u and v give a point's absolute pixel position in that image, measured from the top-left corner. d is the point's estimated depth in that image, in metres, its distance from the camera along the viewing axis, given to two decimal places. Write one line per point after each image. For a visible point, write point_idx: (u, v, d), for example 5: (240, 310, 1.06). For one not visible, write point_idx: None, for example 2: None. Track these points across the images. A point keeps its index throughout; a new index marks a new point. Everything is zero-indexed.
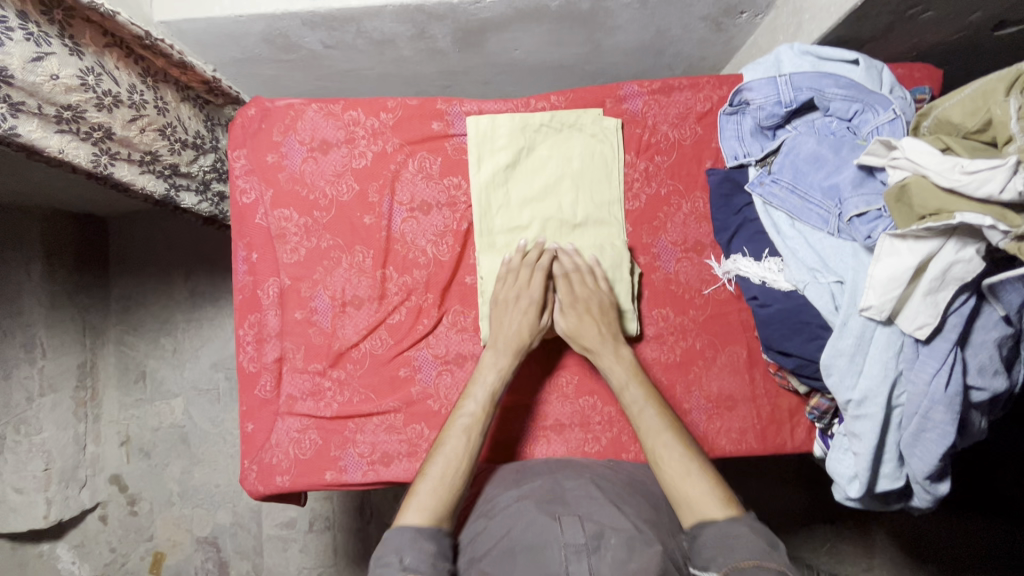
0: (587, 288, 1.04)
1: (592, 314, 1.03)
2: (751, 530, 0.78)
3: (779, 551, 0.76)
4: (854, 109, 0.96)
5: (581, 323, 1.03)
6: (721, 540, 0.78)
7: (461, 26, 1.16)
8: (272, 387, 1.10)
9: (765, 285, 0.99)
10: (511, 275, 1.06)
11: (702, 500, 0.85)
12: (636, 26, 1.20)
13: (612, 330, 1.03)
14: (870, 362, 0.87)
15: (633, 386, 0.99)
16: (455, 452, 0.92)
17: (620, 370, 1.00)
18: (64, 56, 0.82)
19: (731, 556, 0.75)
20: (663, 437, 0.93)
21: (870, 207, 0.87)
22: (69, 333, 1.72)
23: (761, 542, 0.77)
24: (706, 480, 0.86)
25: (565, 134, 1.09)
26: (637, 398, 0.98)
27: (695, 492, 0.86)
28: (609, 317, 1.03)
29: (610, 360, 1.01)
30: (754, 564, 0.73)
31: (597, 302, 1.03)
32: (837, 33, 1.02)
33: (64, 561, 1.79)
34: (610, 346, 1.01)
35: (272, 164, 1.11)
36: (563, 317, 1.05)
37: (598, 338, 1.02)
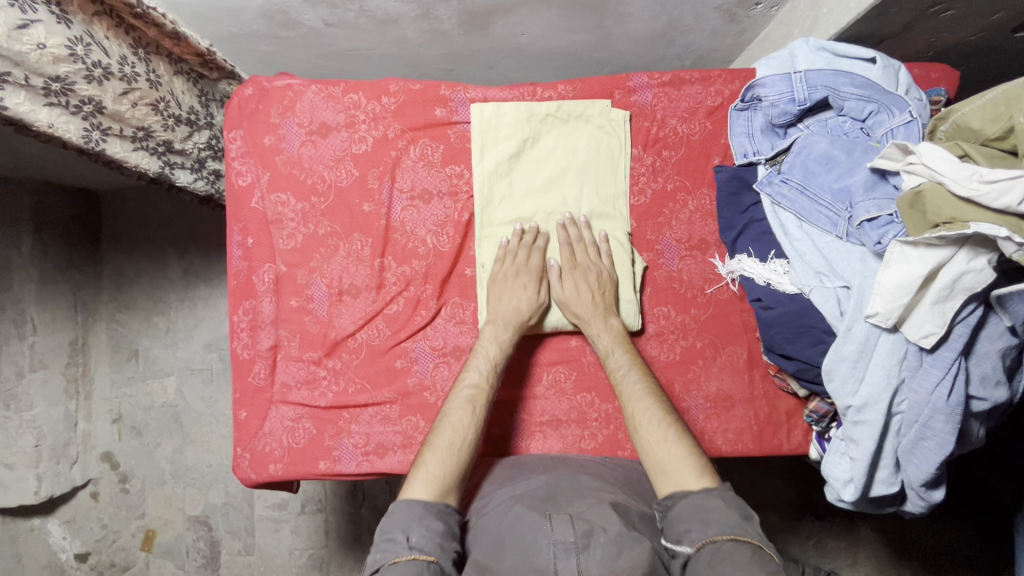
0: (590, 258, 1.04)
1: (587, 286, 1.02)
2: (726, 501, 0.80)
3: (752, 524, 0.77)
4: (869, 109, 0.93)
5: (578, 292, 1.02)
6: (696, 515, 0.79)
7: (467, 9, 1.12)
8: (267, 374, 1.08)
9: (769, 287, 0.97)
10: (509, 255, 1.04)
11: (677, 469, 0.86)
12: (648, 14, 1.16)
13: (603, 301, 1.01)
14: (873, 369, 0.86)
15: (618, 353, 0.99)
16: (453, 438, 0.90)
17: (609, 341, 1.00)
18: (51, 24, 0.78)
19: (705, 531, 0.76)
20: (643, 403, 0.93)
21: (880, 212, 0.85)
22: (59, 310, 1.69)
23: (736, 515, 0.78)
24: (685, 448, 0.87)
25: (573, 124, 1.06)
26: (622, 364, 0.98)
27: (672, 462, 0.87)
28: (606, 291, 1.02)
29: (601, 330, 1.00)
30: (730, 541, 0.74)
31: (596, 275, 1.02)
32: (854, 30, 0.99)
33: (55, 536, 1.77)
34: (602, 317, 1.01)
35: (270, 146, 1.07)
36: (561, 285, 1.03)
37: (592, 310, 1.01)
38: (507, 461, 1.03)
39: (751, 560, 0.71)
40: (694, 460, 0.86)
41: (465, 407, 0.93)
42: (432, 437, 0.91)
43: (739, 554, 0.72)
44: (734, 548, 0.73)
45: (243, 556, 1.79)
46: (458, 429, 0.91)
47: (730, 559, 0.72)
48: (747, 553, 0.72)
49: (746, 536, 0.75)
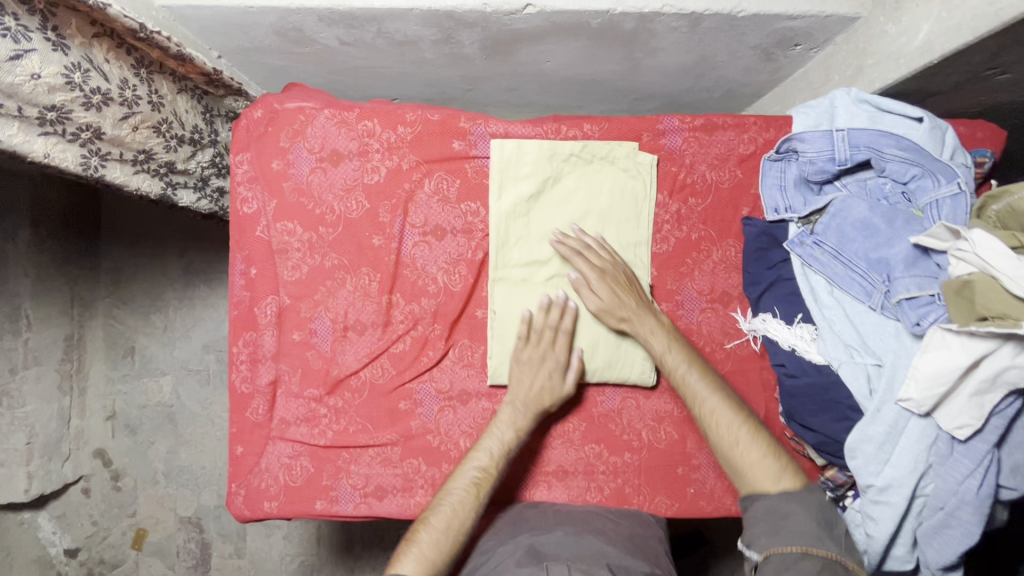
0: (606, 260, 0.97)
1: (621, 288, 0.96)
2: (809, 509, 0.78)
3: (833, 535, 0.76)
4: (913, 173, 0.88)
5: (616, 297, 0.95)
6: (772, 521, 0.78)
7: (491, 35, 1.06)
8: (265, 410, 1.04)
9: (794, 353, 0.93)
10: (532, 334, 0.99)
11: (758, 471, 0.83)
12: (680, 49, 1.10)
13: (641, 300, 0.96)
14: (900, 452, 0.81)
15: (674, 351, 0.93)
16: (451, 521, 0.87)
17: (664, 342, 0.94)
18: (46, 53, 0.75)
19: (775, 539, 0.77)
20: (711, 403, 0.88)
21: (922, 291, 0.81)
22: (55, 305, 1.63)
23: (814, 524, 0.77)
24: (763, 449, 0.84)
25: (596, 165, 1.01)
26: (680, 364, 0.92)
27: (754, 462, 0.84)
28: (634, 286, 0.97)
29: (652, 330, 0.94)
30: (799, 552, 0.74)
31: (621, 275, 0.97)
32: (902, 85, 0.94)
33: (45, 531, 1.71)
34: (647, 317, 0.95)
35: (278, 171, 1.02)
36: (596, 293, 0.96)
37: (637, 311, 0.95)
38: (510, 513, 0.99)
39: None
40: (773, 457, 0.84)
41: (468, 490, 0.89)
42: (430, 514, 0.88)
43: (806, 566, 0.72)
44: (803, 560, 0.73)
45: (233, 559, 1.76)
46: (456, 513, 0.87)
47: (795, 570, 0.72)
48: (815, 569, 0.72)
49: (820, 548, 0.74)
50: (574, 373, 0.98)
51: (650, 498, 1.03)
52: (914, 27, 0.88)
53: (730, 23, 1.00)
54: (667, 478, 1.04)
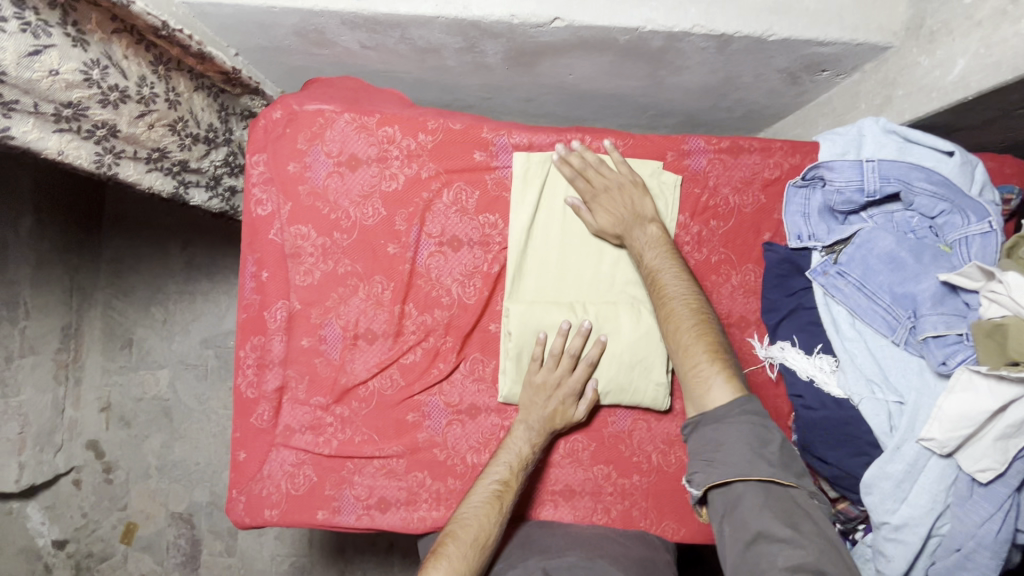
0: (604, 176, 0.96)
1: (619, 200, 0.95)
2: (738, 429, 0.72)
3: (767, 450, 0.70)
4: (940, 208, 0.87)
5: (611, 214, 0.95)
6: (707, 453, 0.73)
7: (515, 46, 1.04)
8: (270, 417, 1.02)
9: (812, 384, 0.90)
10: (549, 359, 0.96)
11: (699, 381, 0.77)
12: (705, 69, 1.09)
13: (635, 209, 0.94)
14: (917, 491, 0.79)
15: (655, 255, 0.91)
16: (478, 534, 0.84)
17: (646, 246, 0.92)
18: (66, 48, 0.73)
19: (712, 474, 0.71)
20: (671, 306, 0.84)
21: (949, 330, 0.79)
22: (53, 294, 1.60)
23: (748, 446, 0.70)
24: (707, 358, 0.77)
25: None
26: (659, 262, 0.90)
27: (694, 371, 0.78)
28: (636, 197, 0.94)
29: (636, 237, 0.93)
30: (738, 486, 0.70)
31: (619, 188, 0.95)
32: (932, 118, 0.93)
33: (34, 521, 1.64)
34: (638, 223, 0.93)
35: (294, 174, 1.00)
36: (593, 214, 0.97)
37: (630, 217, 0.94)
38: (519, 534, 0.97)
39: (760, 511, 0.67)
40: (715, 366, 0.77)
41: (489, 503, 0.87)
42: (456, 527, 0.85)
43: (749, 503, 0.68)
44: (743, 495, 0.69)
45: (224, 557, 1.73)
46: (482, 525, 0.85)
47: (741, 509, 0.68)
48: (758, 501, 0.68)
49: (758, 474, 0.69)
50: (586, 404, 0.97)
51: (657, 522, 1.01)
52: (948, 61, 0.87)
53: (759, 46, 0.99)
54: (675, 502, 1.02)
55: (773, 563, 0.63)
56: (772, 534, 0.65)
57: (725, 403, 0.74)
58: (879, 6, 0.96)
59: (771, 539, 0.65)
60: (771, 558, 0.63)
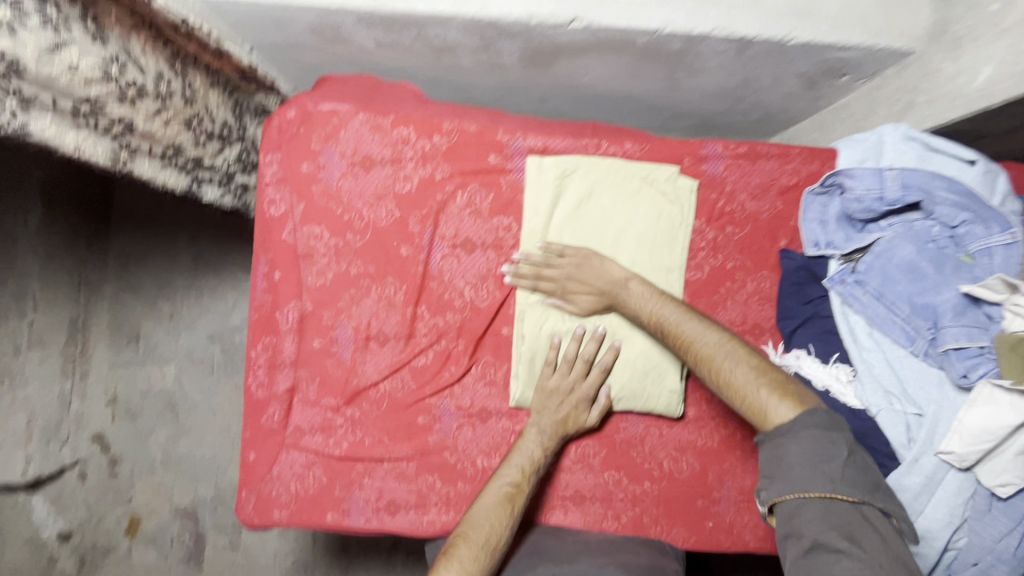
0: (558, 265, 0.96)
1: (588, 275, 0.95)
2: (802, 445, 0.71)
3: (830, 466, 0.69)
4: (962, 218, 0.85)
5: (588, 294, 0.96)
6: (770, 469, 0.72)
7: (532, 47, 1.03)
8: (280, 418, 1.02)
9: (828, 394, 0.89)
10: (562, 364, 0.96)
11: (752, 403, 0.77)
12: (723, 72, 1.08)
13: (610, 275, 0.94)
14: (934, 504, 0.78)
15: (652, 303, 0.90)
16: (488, 537, 0.83)
17: (639, 301, 0.91)
18: (85, 44, 0.73)
19: (774, 487, 0.71)
20: (693, 341, 0.84)
21: (971, 342, 0.78)
22: (62, 288, 1.60)
23: (810, 462, 0.69)
24: (753, 378, 0.78)
25: (632, 183, 0.99)
26: (657, 310, 0.89)
27: (746, 398, 0.77)
28: (597, 263, 0.95)
29: (625, 299, 0.93)
30: (797, 498, 0.69)
31: (580, 265, 0.95)
32: (954, 126, 0.92)
33: (39, 516, 1.59)
34: (618, 288, 0.93)
35: (307, 174, 1.00)
36: (573, 301, 0.97)
37: (609, 285, 0.94)
38: (528, 541, 0.96)
39: (819, 522, 0.67)
40: (766, 389, 0.76)
41: (500, 505, 0.86)
42: (468, 529, 0.84)
43: (808, 514, 0.68)
44: (801, 508, 0.68)
45: (228, 553, 1.71)
46: (493, 527, 0.84)
47: (798, 519, 0.68)
48: (816, 512, 0.67)
49: (818, 490, 0.68)
50: (599, 410, 0.97)
51: (668, 529, 1.01)
52: (974, 68, 0.86)
53: (779, 49, 0.97)
54: (686, 510, 1.01)
55: (829, 574, 0.63)
56: (829, 546, 0.65)
57: (790, 420, 0.73)
58: (902, 11, 0.94)
59: (829, 550, 0.65)
60: (828, 568, 0.64)
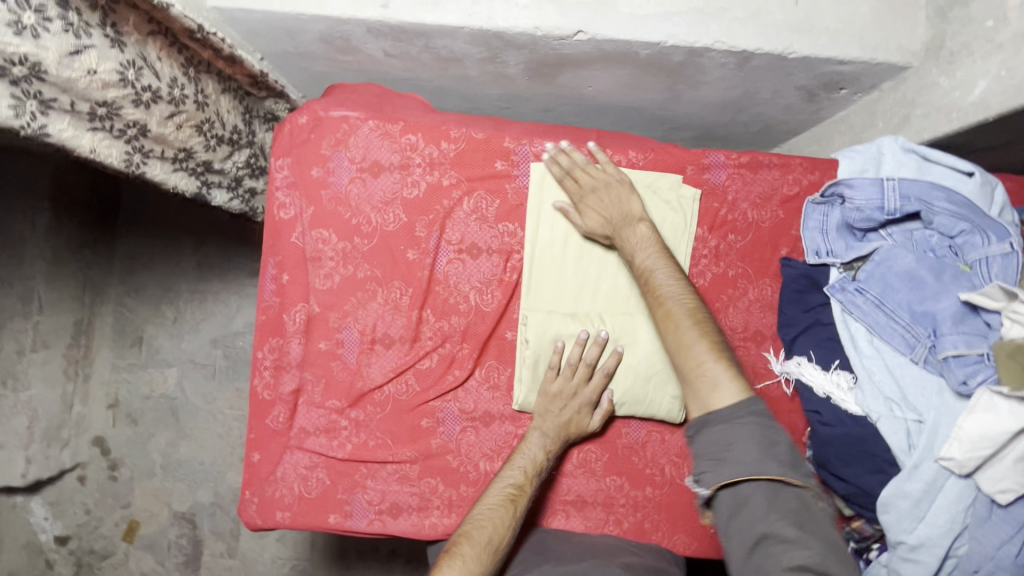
0: (593, 177, 0.97)
1: (608, 200, 0.95)
2: (751, 429, 0.70)
3: (776, 450, 0.69)
4: (961, 228, 0.88)
5: (600, 216, 0.96)
6: (717, 453, 0.71)
7: (537, 58, 1.06)
8: (285, 418, 1.02)
9: (829, 401, 0.90)
10: (567, 368, 0.97)
11: (703, 377, 0.76)
12: (724, 84, 1.10)
13: (623, 209, 0.94)
14: (936, 511, 0.79)
15: (645, 255, 0.90)
16: (491, 536, 0.83)
17: (638, 245, 0.91)
18: (104, 49, 0.75)
19: (720, 472, 0.70)
20: (673, 302, 0.83)
21: (970, 349, 0.81)
22: (68, 290, 1.61)
23: (757, 447, 0.69)
24: (712, 355, 0.77)
25: (659, 204, 0.99)
26: (649, 261, 0.89)
27: (700, 370, 0.77)
28: (624, 198, 0.95)
29: (626, 235, 0.92)
30: (746, 484, 0.68)
31: (609, 187, 0.96)
32: (952, 138, 0.94)
33: (36, 516, 1.66)
34: (626, 224, 0.93)
35: (317, 179, 1.01)
36: (583, 216, 0.98)
37: (619, 217, 0.94)
38: (529, 541, 0.96)
39: (770, 512, 0.66)
40: (720, 365, 0.76)
41: (503, 505, 0.87)
42: (470, 527, 0.84)
43: (757, 501, 0.67)
44: (752, 495, 0.67)
45: (226, 558, 1.71)
46: (497, 527, 0.84)
47: (750, 507, 0.67)
48: (766, 501, 0.67)
49: (766, 474, 0.67)
50: (601, 415, 0.97)
51: (669, 535, 1.01)
52: (970, 82, 0.88)
53: (779, 63, 1.00)
54: (687, 516, 1.02)
55: (779, 564, 0.63)
56: (780, 535, 0.64)
57: (733, 402, 0.73)
58: (899, 27, 0.97)
59: (778, 540, 0.64)
60: (777, 559, 0.63)
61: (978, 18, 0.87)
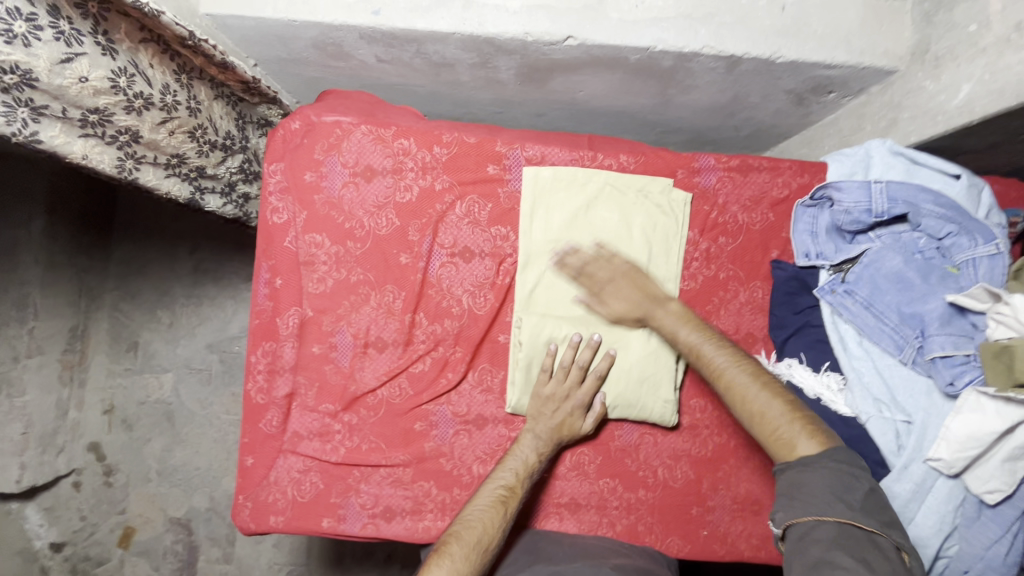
0: (605, 269, 0.98)
1: (627, 286, 0.97)
2: (823, 475, 0.72)
3: (849, 495, 0.70)
4: (948, 230, 0.89)
5: (623, 303, 0.98)
6: (789, 493, 0.74)
7: (528, 63, 1.06)
8: (278, 422, 1.03)
9: (819, 402, 0.90)
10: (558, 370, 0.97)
11: (779, 438, 0.78)
12: (714, 88, 1.11)
13: (649, 291, 0.96)
14: (924, 511, 0.79)
15: (685, 331, 0.92)
16: (481, 537, 0.83)
17: (673, 324, 0.94)
18: (95, 57, 0.75)
19: (791, 509, 0.72)
20: (729, 371, 0.85)
21: (957, 350, 0.81)
22: (63, 295, 1.61)
23: (828, 489, 0.71)
24: (784, 413, 0.79)
25: (631, 198, 1.01)
26: (693, 338, 0.91)
27: (776, 432, 0.79)
28: (643, 279, 0.97)
29: (661, 317, 0.95)
30: (813, 520, 0.70)
31: (623, 276, 0.98)
32: (939, 142, 0.95)
33: (30, 523, 1.59)
34: (656, 303, 0.96)
35: (310, 183, 1.02)
36: (604, 304, 0.99)
37: (645, 300, 0.96)
38: (522, 542, 0.96)
39: (831, 544, 0.66)
40: (796, 424, 0.78)
41: (494, 507, 0.87)
42: (460, 527, 0.84)
43: (821, 535, 0.68)
44: (816, 528, 0.69)
45: (221, 564, 1.70)
46: (487, 528, 0.84)
47: (810, 538, 0.68)
48: (830, 535, 0.67)
49: (834, 513, 0.69)
50: (594, 417, 0.98)
51: (662, 538, 1.01)
52: (954, 86, 0.89)
53: (767, 67, 1.01)
54: (680, 518, 1.02)
55: None
56: (835, 563, 0.64)
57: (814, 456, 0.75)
58: (885, 32, 0.98)
59: (835, 567, 0.63)
60: None
61: (961, 22, 0.88)
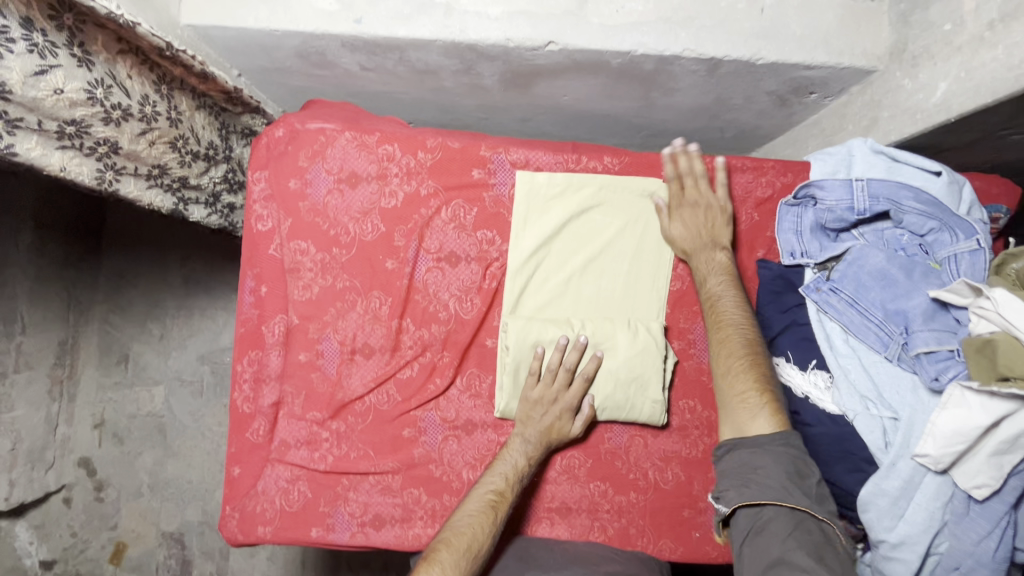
0: (699, 192, 0.98)
1: (701, 219, 0.97)
2: (779, 458, 0.73)
3: (801, 482, 0.72)
4: (930, 226, 0.89)
5: (686, 228, 0.98)
6: (744, 476, 0.74)
7: (511, 69, 1.07)
8: (265, 432, 1.02)
9: (807, 401, 0.90)
10: (546, 373, 0.97)
11: (742, 404, 0.79)
12: (697, 90, 1.12)
13: (714, 234, 0.97)
14: (914, 508, 0.79)
15: (717, 283, 0.93)
16: (470, 543, 0.83)
17: (710, 270, 0.94)
18: (71, 69, 0.76)
19: (745, 493, 0.72)
20: (728, 329, 0.87)
21: (941, 346, 0.81)
22: (51, 309, 1.59)
23: (785, 475, 0.72)
24: (756, 386, 0.80)
25: (631, 199, 1.02)
26: (719, 290, 0.92)
27: (739, 396, 0.80)
28: (717, 223, 0.98)
29: (704, 258, 0.95)
30: (769, 510, 0.70)
31: (706, 208, 0.98)
32: (919, 139, 0.95)
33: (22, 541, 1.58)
34: (711, 248, 0.96)
35: (295, 191, 1.02)
36: (669, 223, 0.99)
37: (705, 240, 0.96)
38: (513, 548, 0.96)
39: (786, 538, 0.67)
40: (760, 398, 0.79)
41: (483, 511, 0.86)
42: (450, 534, 0.84)
43: (776, 527, 0.69)
44: (772, 519, 0.69)
45: None
46: (476, 534, 0.84)
47: (765, 532, 0.69)
48: (784, 528, 0.68)
49: (790, 502, 0.70)
50: (583, 420, 0.97)
51: (655, 541, 1.00)
52: (931, 84, 0.90)
53: (748, 69, 1.01)
54: (672, 520, 1.01)
55: None
56: (792, 562, 0.65)
57: (765, 433, 0.76)
58: (863, 32, 0.99)
59: (792, 566, 0.65)
60: None
61: (936, 22, 0.89)
